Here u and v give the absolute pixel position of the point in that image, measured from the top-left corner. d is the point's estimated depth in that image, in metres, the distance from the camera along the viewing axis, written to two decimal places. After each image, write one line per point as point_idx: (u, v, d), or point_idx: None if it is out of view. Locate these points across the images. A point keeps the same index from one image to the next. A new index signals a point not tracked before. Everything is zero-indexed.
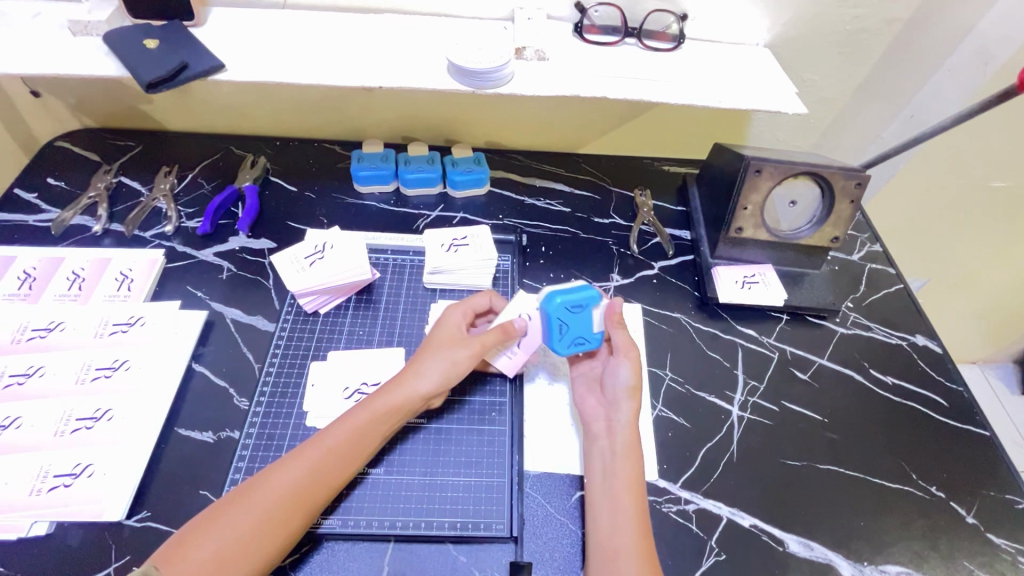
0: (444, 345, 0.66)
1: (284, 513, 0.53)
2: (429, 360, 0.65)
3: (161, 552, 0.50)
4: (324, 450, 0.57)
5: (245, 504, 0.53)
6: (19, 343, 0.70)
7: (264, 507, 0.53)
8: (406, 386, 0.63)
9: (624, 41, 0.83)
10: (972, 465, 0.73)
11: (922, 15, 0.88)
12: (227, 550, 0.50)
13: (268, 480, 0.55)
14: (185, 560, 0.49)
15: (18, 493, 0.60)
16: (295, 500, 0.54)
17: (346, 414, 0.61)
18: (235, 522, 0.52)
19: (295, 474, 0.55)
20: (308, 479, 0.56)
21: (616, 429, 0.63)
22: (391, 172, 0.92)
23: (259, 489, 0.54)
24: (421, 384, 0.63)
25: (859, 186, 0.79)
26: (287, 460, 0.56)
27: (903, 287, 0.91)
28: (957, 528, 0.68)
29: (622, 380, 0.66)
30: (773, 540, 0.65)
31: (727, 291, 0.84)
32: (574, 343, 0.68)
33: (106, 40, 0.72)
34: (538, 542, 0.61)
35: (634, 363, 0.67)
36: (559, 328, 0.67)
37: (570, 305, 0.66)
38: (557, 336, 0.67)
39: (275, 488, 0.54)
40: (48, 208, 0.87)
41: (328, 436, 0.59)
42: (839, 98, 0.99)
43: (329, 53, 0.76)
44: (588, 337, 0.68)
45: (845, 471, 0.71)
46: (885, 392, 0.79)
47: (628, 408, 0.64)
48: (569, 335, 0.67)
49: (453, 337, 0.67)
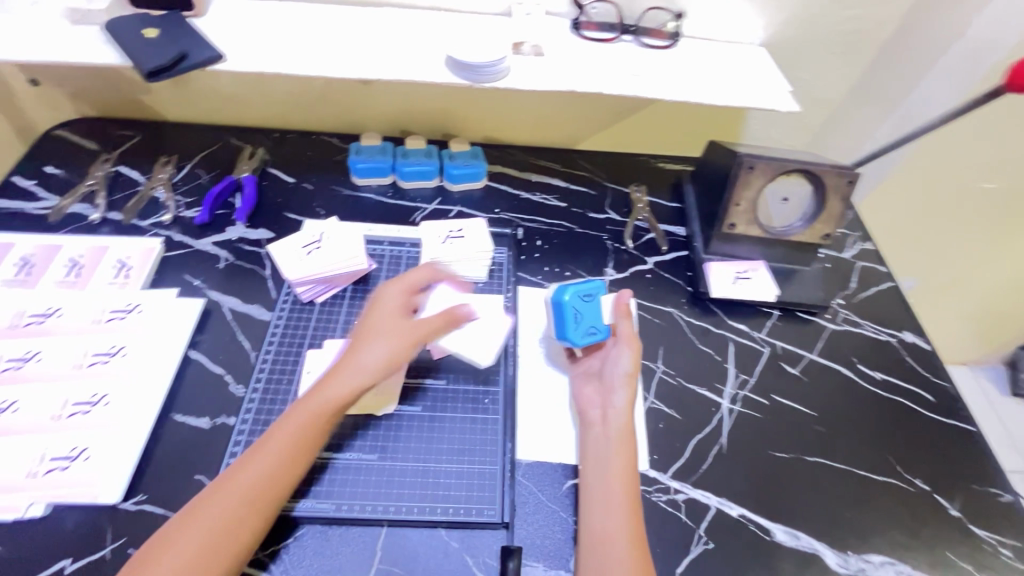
0: (380, 332, 0.65)
1: (241, 512, 0.54)
2: (366, 347, 0.64)
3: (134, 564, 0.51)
4: (273, 446, 0.58)
5: (205, 510, 0.54)
6: (17, 329, 0.71)
7: (228, 504, 0.54)
8: (344, 373, 0.62)
9: (620, 38, 0.84)
10: (957, 460, 0.74)
11: (915, 17, 0.89)
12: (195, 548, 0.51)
13: (222, 485, 0.55)
14: (158, 564, 0.50)
15: (15, 475, 0.60)
16: (252, 497, 0.55)
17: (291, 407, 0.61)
18: (201, 521, 0.53)
19: (256, 470, 0.56)
20: (260, 477, 0.56)
21: (612, 415, 0.65)
22: (388, 165, 0.93)
23: (222, 489, 0.55)
24: (359, 370, 0.62)
25: (849, 183, 0.80)
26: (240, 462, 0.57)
27: (894, 285, 0.92)
28: (940, 519, 0.69)
29: (621, 367, 0.68)
30: (760, 530, 0.66)
31: (719, 287, 0.85)
32: (588, 332, 0.70)
33: (106, 28, 0.73)
34: (529, 529, 0.62)
35: (635, 351, 0.69)
36: (574, 317, 0.70)
37: (581, 295, 0.71)
38: (573, 325, 0.70)
39: (238, 485, 0.55)
40: (46, 196, 0.88)
41: (280, 430, 0.59)
42: (832, 97, 1.00)
43: (328, 46, 0.77)
44: (599, 327, 0.71)
45: (832, 463, 0.72)
46: (873, 387, 0.80)
47: (623, 395, 0.66)
48: (584, 324, 0.70)
49: (392, 321, 0.66)
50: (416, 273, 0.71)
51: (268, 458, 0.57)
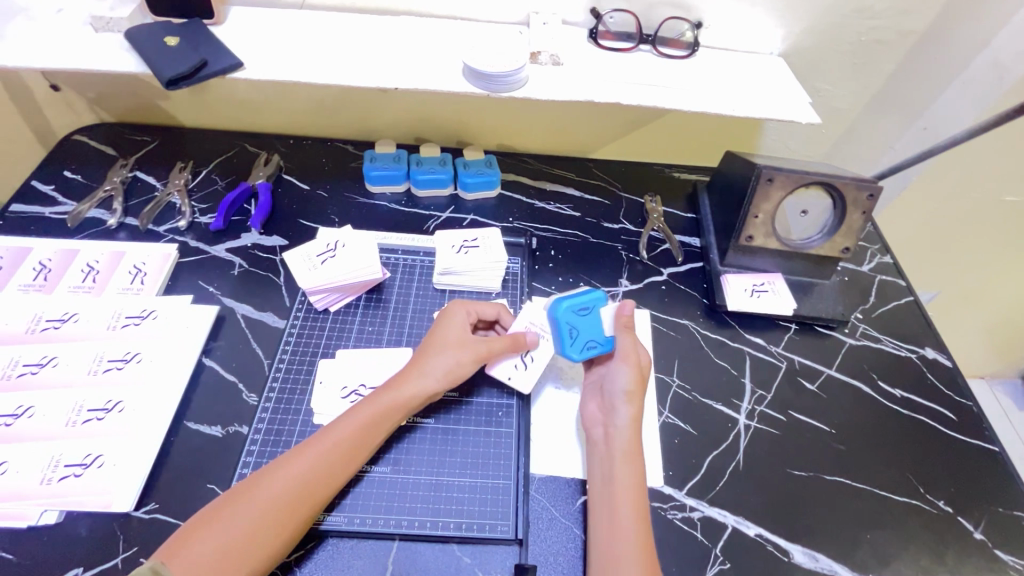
0: (451, 344, 0.66)
1: (287, 510, 0.54)
2: (436, 356, 0.65)
3: (220, 502, 0.54)
4: (330, 445, 0.58)
5: (246, 502, 0.53)
6: (33, 333, 0.71)
7: (317, 461, 0.57)
8: (412, 382, 0.63)
9: (638, 47, 0.83)
10: (981, 480, 0.72)
11: (937, 28, 0.88)
12: (280, 494, 0.54)
13: (270, 476, 0.55)
14: (247, 506, 0.53)
15: (29, 481, 0.60)
16: (299, 496, 0.55)
17: (353, 408, 0.61)
18: (291, 468, 0.56)
19: (344, 432, 0.59)
20: (308, 476, 0.56)
21: (615, 434, 0.63)
22: (403, 173, 0.93)
23: (323, 441, 0.58)
24: (427, 382, 0.64)
25: (871, 197, 0.78)
26: (290, 457, 0.57)
27: (914, 299, 0.91)
28: (963, 543, 0.67)
29: (620, 384, 0.66)
30: (778, 550, 0.65)
31: (735, 300, 0.84)
32: (586, 347, 0.68)
33: (127, 36, 0.73)
34: (542, 545, 0.61)
35: (633, 367, 0.67)
36: (569, 332, 0.68)
37: (576, 309, 0.69)
38: (568, 340, 0.68)
39: (335, 438, 0.58)
40: (64, 201, 0.88)
41: (335, 431, 0.59)
42: (851, 108, 0.99)
43: (346, 54, 0.77)
44: (598, 341, 0.69)
45: (852, 482, 0.71)
46: (894, 405, 0.78)
47: (625, 412, 0.64)
48: (580, 338, 0.68)
49: (450, 335, 0.67)
50: (484, 303, 0.72)
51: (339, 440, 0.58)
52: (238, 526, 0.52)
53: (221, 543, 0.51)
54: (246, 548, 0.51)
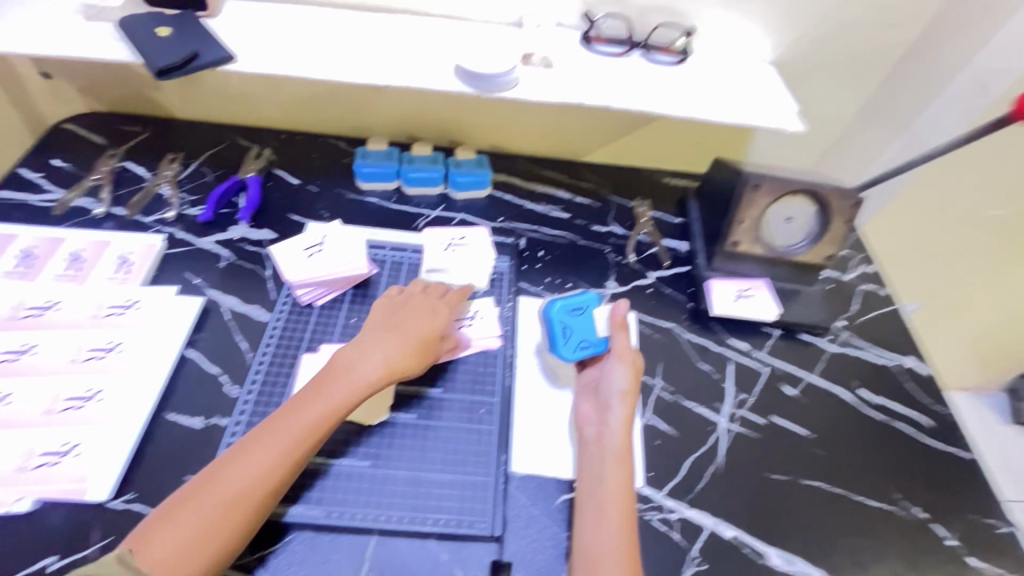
0: (372, 354, 0.65)
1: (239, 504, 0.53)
2: (362, 364, 0.64)
3: (185, 494, 0.54)
4: (274, 442, 0.57)
5: (201, 500, 0.53)
6: (15, 320, 0.71)
7: (269, 454, 0.56)
8: (330, 390, 0.61)
9: (630, 53, 0.84)
10: (956, 488, 0.73)
11: (923, 42, 0.89)
12: (256, 476, 0.55)
13: (224, 475, 0.54)
14: (200, 505, 0.52)
15: (5, 468, 0.60)
16: (249, 491, 0.54)
17: (284, 413, 0.59)
18: (267, 450, 0.56)
19: (287, 432, 0.58)
20: (258, 471, 0.55)
21: (608, 434, 0.64)
22: (394, 170, 0.93)
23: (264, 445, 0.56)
24: (354, 387, 0.62)
25: (855, 206, 0.80)
26: (234, 459, 0.56)
27: (896, 309, 0.92)
28: (936, 549, 0.68)
29: (616, 384, 0.67)
30: (754, 553, 0.65)
31: (721, 304, 0.84)
32: (579, 347, 0.71)
33: (120, 25, 0.73)
34: (520, 543, 0.61)
35: (629, 367, 0.68)
36: (562, 331, 0.72)
37: (570, 309, 0.73)
38: (561, 340, 0.71)
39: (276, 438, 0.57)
40: (52, 189, 0.88)
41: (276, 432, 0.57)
42: (839, 119, 1.01)
43: (339, 50, 0.77)
44: (591, 341, 0.71)
45: (829, 487, 0.72)
46: (873, 412, 0.79)
47: (619, 412, 0.65)
48: (573, 338, 0.71)
49: (382, 343, 0.66)
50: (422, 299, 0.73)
51: (288, 434, 0.57)
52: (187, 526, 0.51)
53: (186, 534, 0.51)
54: (208, 539, 0.51)
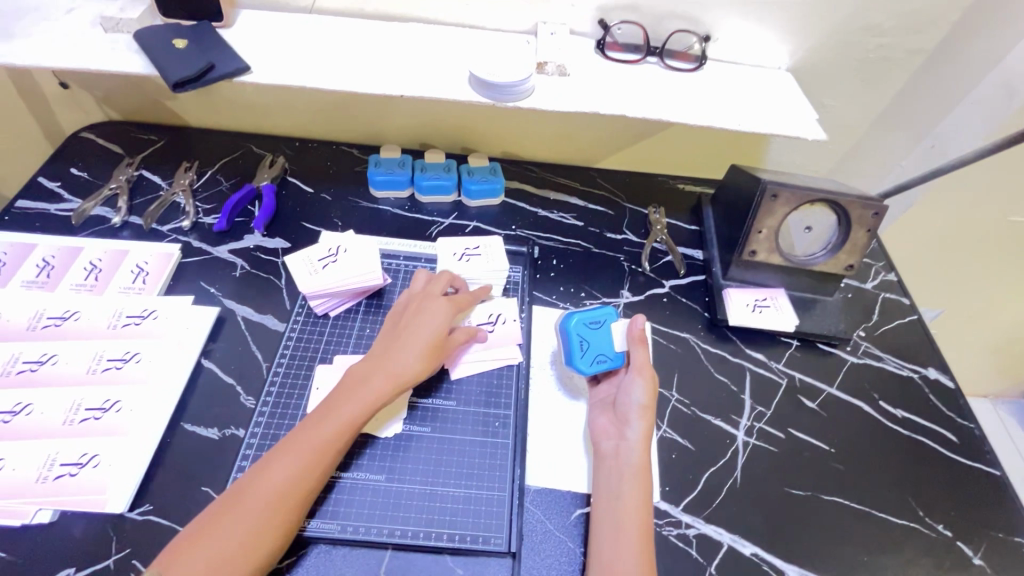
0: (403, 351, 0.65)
1: (271, 516, 0.54)
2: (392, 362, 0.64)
3: (209, 514, 0.53)
4: (303, 450, 0.57)
5: (233, 515, 0.53)
6: (34, 330, 0.71)
7: (298, 461, 0.56)
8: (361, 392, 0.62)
9: (645, 60, 0.83)
10: (981, 504, 0.71)
11: (947, 46, 0.87)
12: (286, 486, 0.55)
13: (254, 487, 0.55)
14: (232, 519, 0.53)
15: (25, 479, 0.60)
16: (279, 501, 0.54)
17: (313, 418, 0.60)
18: (294, 458, 0.57)
19: (316, 438, 0.58)
20: (289, 482, 0.55)
21: (625, 450, 0.63)
22: (407, 178, 0.93)
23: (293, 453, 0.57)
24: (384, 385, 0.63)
25: (876, 215, 0.78)
26: (264, 470, 0.56)
27: (918, 318, 0.90)
28: (961, 568, 0.66)
29: (635, 399, 0.66)
30: (773, 570, 0.64)
31: (739, 315, 0.83)
32: (595, 361, 0.70)
33: (137, 37, 0.73)
34: (536, 559, 0.60)
35: (648, 381, 0.67)
36: (579, 344, 0.71)
37: (588, 322, 0.72)
38: (578, 354, 0.70)
39: (305, 446, 0.57)
40: (70, 198, 0.89)
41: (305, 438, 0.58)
42: (858, 124, 0.99)
43: (353, 60, 0.77)
44: (608, 355, 0.70)
45: (851, 503, 0.70)
46: (894, 425, 0.77)
47: (637, 427, 0.64)
48: (590, 352, 0.70)
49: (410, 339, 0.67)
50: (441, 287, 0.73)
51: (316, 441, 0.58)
52: (220, 542, 0.51)
53: (214, 550, 0.51)
54: (242, 553, 0.51)
